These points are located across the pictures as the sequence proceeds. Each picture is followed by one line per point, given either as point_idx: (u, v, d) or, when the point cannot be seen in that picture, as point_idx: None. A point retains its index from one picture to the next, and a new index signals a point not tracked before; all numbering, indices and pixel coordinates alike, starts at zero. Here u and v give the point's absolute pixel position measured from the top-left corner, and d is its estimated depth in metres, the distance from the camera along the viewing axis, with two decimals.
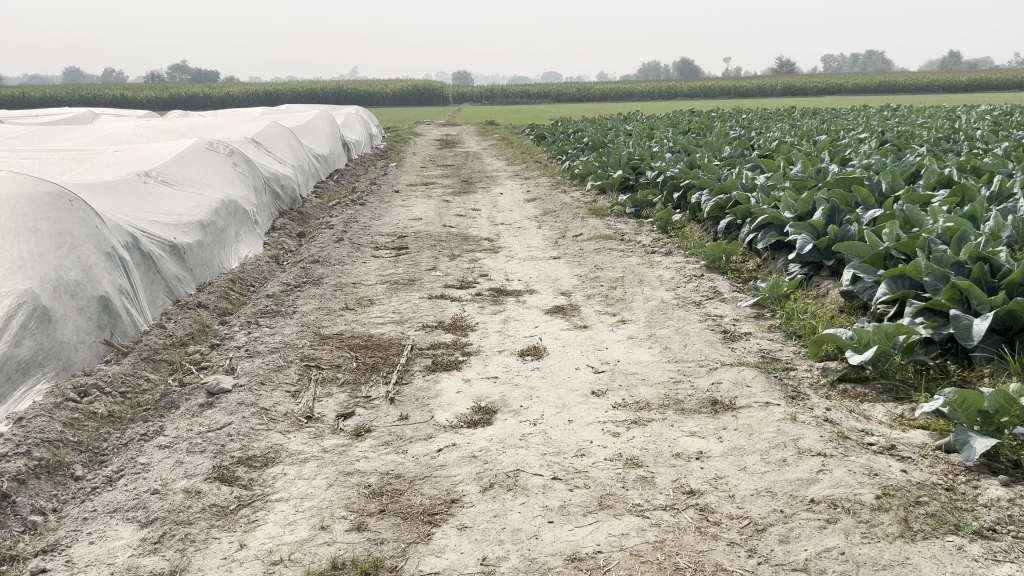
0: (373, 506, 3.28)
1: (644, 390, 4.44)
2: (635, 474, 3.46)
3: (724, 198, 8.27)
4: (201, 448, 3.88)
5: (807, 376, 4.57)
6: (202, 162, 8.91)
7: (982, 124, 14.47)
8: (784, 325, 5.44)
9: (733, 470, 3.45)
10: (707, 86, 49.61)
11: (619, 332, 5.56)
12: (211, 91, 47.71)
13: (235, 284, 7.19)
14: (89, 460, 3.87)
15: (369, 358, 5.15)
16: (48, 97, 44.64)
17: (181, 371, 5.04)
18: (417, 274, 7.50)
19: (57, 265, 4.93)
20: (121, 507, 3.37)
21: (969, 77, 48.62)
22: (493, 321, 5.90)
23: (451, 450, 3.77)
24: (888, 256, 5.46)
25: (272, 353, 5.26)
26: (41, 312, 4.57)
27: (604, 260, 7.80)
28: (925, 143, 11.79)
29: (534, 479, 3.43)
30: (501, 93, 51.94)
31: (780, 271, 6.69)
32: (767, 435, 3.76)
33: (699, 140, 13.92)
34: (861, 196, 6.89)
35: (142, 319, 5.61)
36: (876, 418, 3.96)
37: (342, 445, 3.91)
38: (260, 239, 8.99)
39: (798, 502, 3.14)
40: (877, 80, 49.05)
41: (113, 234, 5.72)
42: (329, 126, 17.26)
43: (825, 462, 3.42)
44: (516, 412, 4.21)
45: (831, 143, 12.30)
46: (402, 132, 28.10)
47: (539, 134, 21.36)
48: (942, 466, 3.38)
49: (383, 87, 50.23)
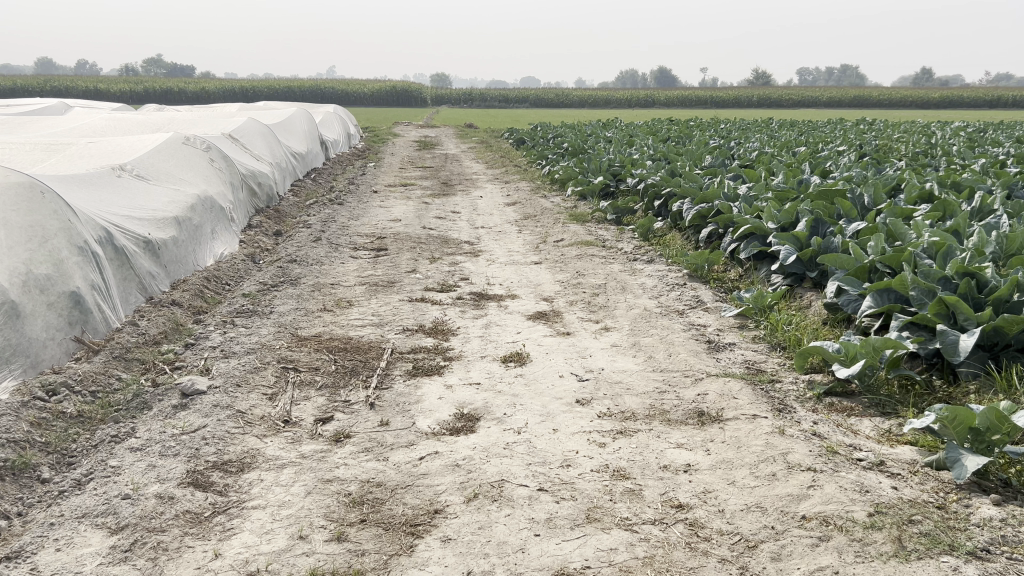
0: (354, 515, 3.18)
1: (629, 400, 4.38)
2: (623, 487, 3.38)
3: (705, 207, 8.24)
4: (175, 452, 3.75)
5: (794, 389, 4.53)
6: (178, 157, 8.74)
7: (955, 140, 14.62)
8: (768, 336, 5.41)
9: (723, 484, 3.39)
10: (684, 95, 49.85)
11: (602, 339, 5.49)
12: (187, 84, 47.02)
13: (209, 282, 7.03)
14: (57, 461, 3.72)
15: (348, 361, 5.04)
16: (19, 87, 44.03)
17: (153, 371, 4.89)
18: (397, 276, 7.38)
19: (27, 259, 4.78)
20: (91, 512, 3.23)
21: (941, 95, 49.28)
22: (474, 326, 5.81)
23: (434, 458, 3.67)
24: (872, 269, 5.44)
25: (248, 354, 5.13)
26: (9, 307, 4.42)
27: (585, 267, 7.73)
28: (904, 158, 11.88)
29: (519, 490, 3.35)
30: (480, 96, 51.85)
31: (762, 282, 6.67)
32: (755, 448, 3.70)
33: (679, 148, 13.93)
34: (843, 208, 6.89)
35: (114, 317, 5.46)
36: (864, 432, 3.92)
37: (321, 451, 3.80)
38: (236, 237, 8.83)
39: (789, 519, 3.08)
40: (851, 96, 49.60)
41: (86, 227, 5.57)
42: (307, 125, 17.05)
43: (816, 478, 3.37)
44: (500, 419, 4.13)
45: (811, 155, 12.37)
46: (380, 132, 27.88)
47: (518, 138, 21.31)
48: (932, 484, 3.35)
49: (361, 86, 49.93)
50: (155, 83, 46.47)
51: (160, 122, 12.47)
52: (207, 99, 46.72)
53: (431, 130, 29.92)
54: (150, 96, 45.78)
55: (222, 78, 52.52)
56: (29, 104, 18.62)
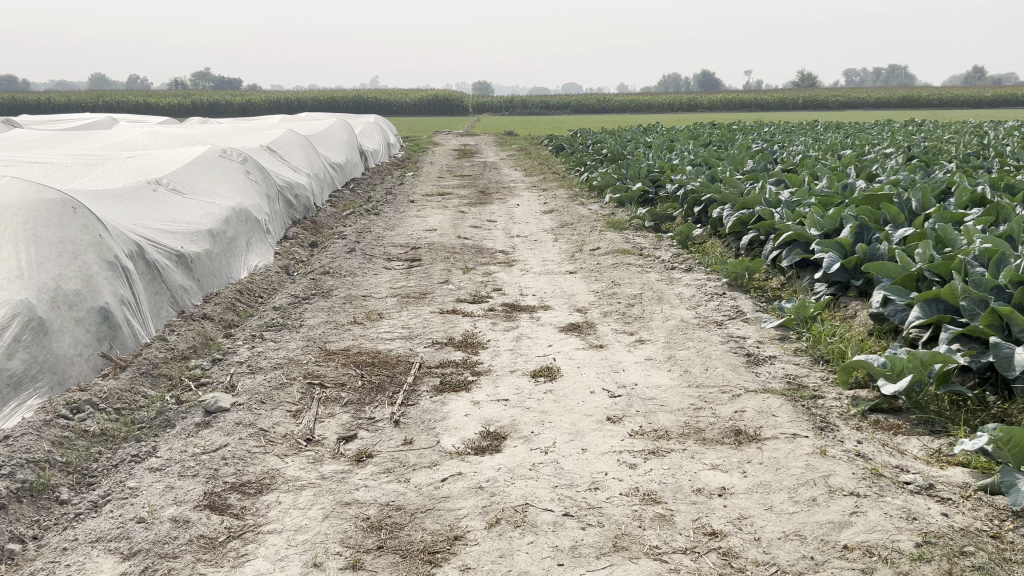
0: (371, 541, 3.06)
1: (662, 418, 4.20)
2: (653, 512, 3.22)
3: (746, 214, 8.01)
4: (194, 472, 3.68)
5: (837, 406, 4.31)
6: (214, 170, 8.76)
7: (1010, 140, 14.13)
8: (810, 348, 5.19)
9: (759, 509, 3.20)
10: (727, 98, 49.21)
11: (637, 353, 5.32)
12: (234, 97, 47.68)
13: (242, 294, 7.00)
14: (76, 482, 3.67)
15: (374, 376, 4.93)
16: (73, 103, 45.29)
17: (179, 388, 4.83)
18: (429, 287, 7.28)
19: (57, 275, 4.77)
20: (104, 537, 3.17)
21: (993, 94, 47.92)
22: (505, 339, 5.68)
23: (456, 480, 3.55)
24: (921, 278, 5.20)
25: (275, 369, 5.06)
26: (37, 324, 4.42)
27: (621, 276, 7.56)
28: (954, 160, 11.48)
29: (544, 515, 3.20)
30: (521, 103, 51.84)
31: (804, 291, 6.45)
32: (794, 470, 3.51)
33: (721, 152, 13.67)
34: (890, 213, 6.64)
35: (144, 332, 5.43)
36: (912, 453, 3.71)
37: (342, 471, 3.70)
38: (271, 248, 8.82)
39: (830, 549, 2.89)
40: (899, 98, 48.41)
41: (117, 242, 5.54)
42: (346, 135, 17.13)
43: (859, 504, 3.17)
44: (527, 438, 3.98)
45: (857, 159, 12.02)
46: (421, 142, 27.87)
47: (557, 145, 21.18)
48: (986, 510, 3.12)
49: (403, 96, 50.23)
50: (202, 96, 47.22)
51: (201, 135, 12.58)
52: (253, 113, 47.33)
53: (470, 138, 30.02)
54: (198, 110, 46.57)
55: (268, 91, 53.28)
56: (78, 119, 19.00)
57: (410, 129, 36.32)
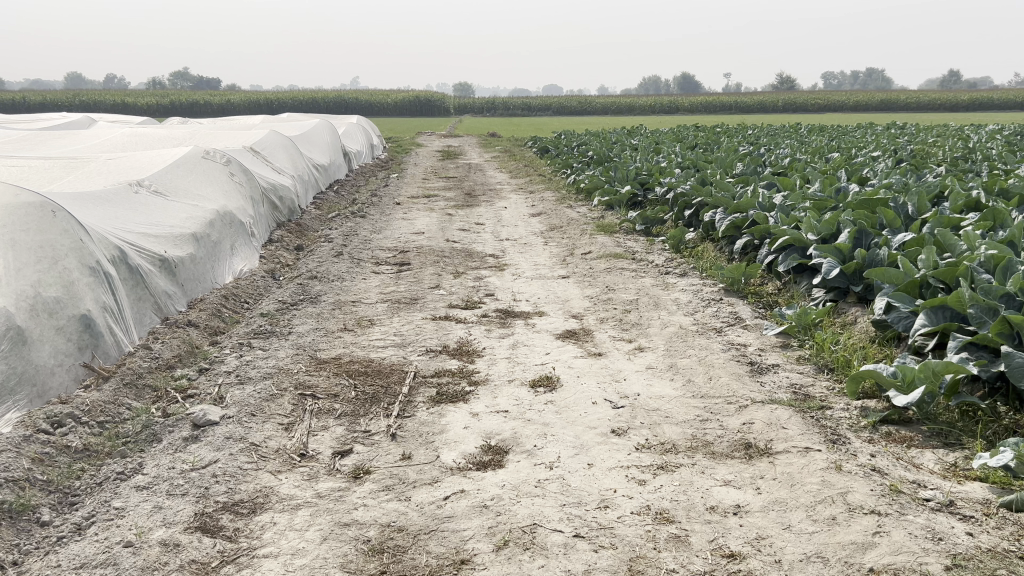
0: (374, 566, 2.91)
1: (668, 430, 4.07)
2: (667, 533, 3.08)
3: (740, 217, 7.92)
4: (183, 491, 3.51)
5: (847, 418, 4.20)
6: (197, 171, 8.55)
7: (994, 143, 14.17)
8: (813, 357, 5.09)
9: (778, 529, 3.08)
10: (707, 99, 49.40)
11: (636, 361, 5.19)
12: (212, 96, 46.94)
13: (228, 300, 6.81)
14: (58, 502, 3.49)
15: (369, 387, 4.77)
16: (48, 101, 44.70)
17: (165, 400, 4.65)
18: (420, 293, 7.12)
19: (36, 281, 4.57)
20: (89, 563, 2.99)
21: (971, 98, 48.46)
22: (501, 346, 5.53)
23: (459, 498, 3.40)
24: (925, 284, 5.10)
25: (265, 379, 4.89)
26: (15, 333, 4.22)
27: (615, 281, 7.45)
28: (941, 163, 11.46)
29: (554, 537, 3.06)
30: (503, 104, 51.59)
31: (802, 297, 6.36)
32: (810, 487, 3.39)
33: (709, 154, 13.60)
34: (887, 218, 6.55)
35: (127, 340, 5.23)
36: (927, 467, 3.60)
37: (338, 489, 3.53)
38: (256, 252, 8.62)
39: (854, 572, 2.78)
40: (878, 99, 48.75)
41: (98, 246, 5.34)
42: (330, 136, 16.92)
43: (881, 523, 3.05)
44: (530, 453, 3.84)
45: (845, 161, 11.98)
46: (404, 143, 27.70)
47: (542, 147, 21.07)
48: (1011, 529, 3.00)
49: (383, 97, 49.98)
50: (181, 96, 46.69)
51: (181, 135, 12.31)
52: (233, 112, 46.82)
53: (452, 139, 29.86)
54: (178, 112, 45.98)
55: (247, 90, 52.76)
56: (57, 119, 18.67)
57: (392, 130, 36.02)
